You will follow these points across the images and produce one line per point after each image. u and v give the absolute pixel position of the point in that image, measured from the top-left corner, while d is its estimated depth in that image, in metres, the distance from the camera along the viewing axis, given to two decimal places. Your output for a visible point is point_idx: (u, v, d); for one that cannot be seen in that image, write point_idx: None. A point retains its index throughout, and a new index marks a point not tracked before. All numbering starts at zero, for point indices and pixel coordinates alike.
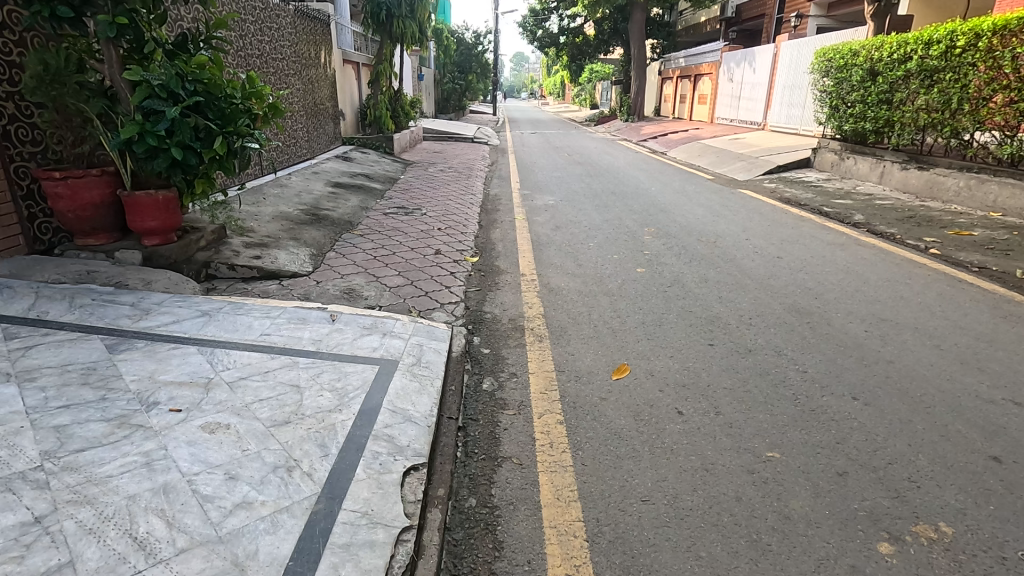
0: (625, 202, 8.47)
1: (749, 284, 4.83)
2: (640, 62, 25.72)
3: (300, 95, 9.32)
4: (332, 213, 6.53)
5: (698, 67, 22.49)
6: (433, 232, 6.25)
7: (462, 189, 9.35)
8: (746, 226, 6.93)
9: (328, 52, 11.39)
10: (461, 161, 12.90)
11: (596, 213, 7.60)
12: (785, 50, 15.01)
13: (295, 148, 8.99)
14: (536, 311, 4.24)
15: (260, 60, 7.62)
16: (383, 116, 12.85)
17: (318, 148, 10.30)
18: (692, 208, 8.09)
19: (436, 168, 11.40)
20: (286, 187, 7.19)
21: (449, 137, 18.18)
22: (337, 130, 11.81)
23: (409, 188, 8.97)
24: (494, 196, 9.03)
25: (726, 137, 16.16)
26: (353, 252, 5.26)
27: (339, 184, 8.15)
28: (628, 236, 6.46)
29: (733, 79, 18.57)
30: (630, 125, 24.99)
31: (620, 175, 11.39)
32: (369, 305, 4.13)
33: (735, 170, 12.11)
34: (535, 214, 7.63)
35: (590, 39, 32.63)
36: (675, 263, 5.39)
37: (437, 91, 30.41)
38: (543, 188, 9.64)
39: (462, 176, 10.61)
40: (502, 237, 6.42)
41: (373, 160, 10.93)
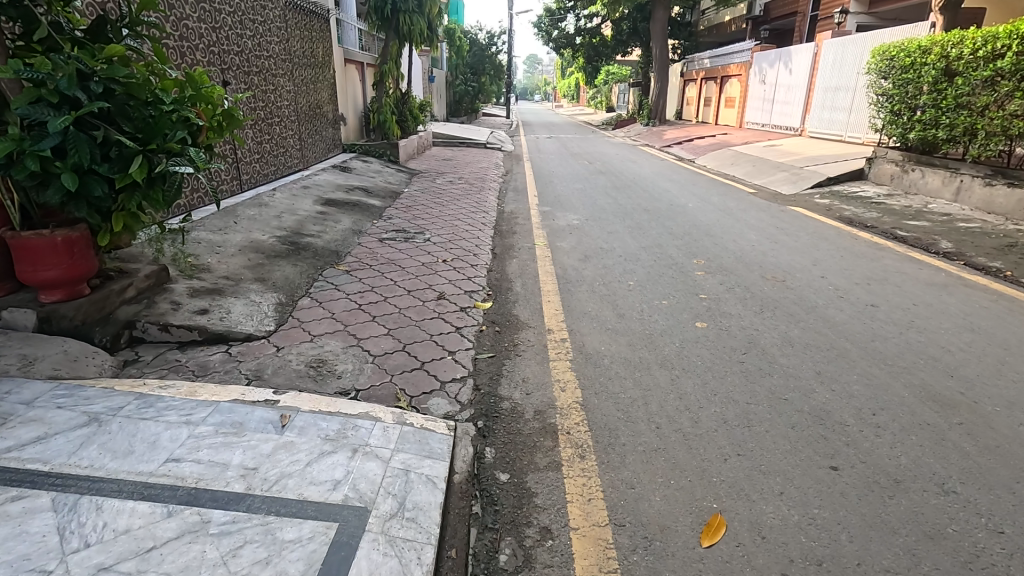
0: (662, 223, 7.31)
1: (850, 349, 3.66)
2: (662, 63, 24.51)
3: (292, 99, 8.28)
4: (316, 240, 5.44)
5: (725, 68, 21.23)
6: (436, 266, 5.13)
7: (473, 204, 8.25)
8: (815, 256, 5.74)
9: (327, 51, 10.35)
10: (472, 170, 11.81)
11: (631, 237, 6.46)
12: (828, 49, 13.75)
13: (284, 159, 7.93)
14: (570, 395, 3.11)
15: (240, 58, 6.59)
16: (388, 121, 11.78)
17: (314, 157, 9.25)
18: (742, 231, 6.92)
19: (445, 179, 10.31)
20: (266, 206, 6.13)
21: (460, 143, 17.07)
22: (336, 136, 10.76)
23: (413, 204, 7.88)
24: (510, 213, 7.90)
25: (761, 144, 14.89)
26: (335, 298, 4.17)
27: (331, 200, 7.07)
28: (673, 270, 5.31)
29: (766, 82, 17.31)
30: (651, 129, 23.72)
31: (649, 188, 10.23)
32: (343, 389, 3.01)
33: (777, 182, 10.88)
34: (558, 238, 6.50)
35: (608, 39, 31.43)
36: (743, 314, 4.22)
37: (449, 94, 29.35)
38: (565, 204, 8.50)
39: (474, 189, 9.50)
40: (520, 271, 5.29)
41: (376, 169, 9.87)
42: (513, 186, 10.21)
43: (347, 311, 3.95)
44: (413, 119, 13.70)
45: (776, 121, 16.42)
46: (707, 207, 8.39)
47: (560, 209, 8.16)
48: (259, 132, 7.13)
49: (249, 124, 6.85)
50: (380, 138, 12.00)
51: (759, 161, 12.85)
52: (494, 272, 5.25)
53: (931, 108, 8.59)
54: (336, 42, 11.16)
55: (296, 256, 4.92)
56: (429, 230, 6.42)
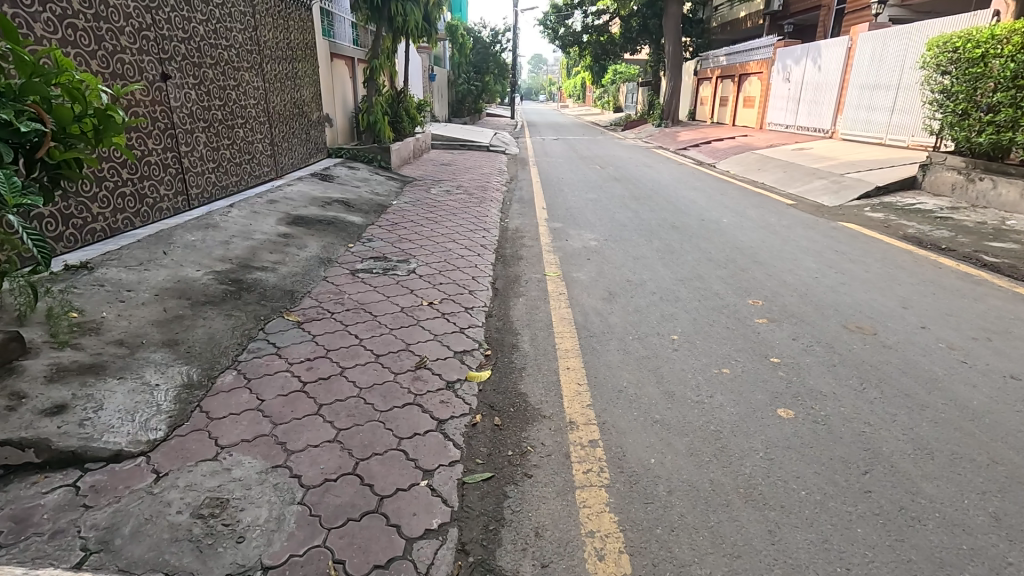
0: (696, 244, 6.11)
1: (1018, 462, 2.49)
2: (674, 61, 23.32)
3: (262, 97, 7.14)
4: (269, 276, 4.28)
5: (742, 66, 20.03)
6: (419, 312, 3.95)
7: (472, 220, 7.06)
8: (899, 294, 4.57)
9: (310, 43, 9.19)
10: (472, 177, 10.66)
11: (663, 266, 5.28)
12: (865, 44, 12.57)
13: (250, 168, 6.78)
14: (615, 571, 1.92)
15: (187, 46, 5.44)
16: (380, 122, 10.56)
17: (290, 164, 8.10)
18: (795, 255, 5.73)
19: (442, 188, 9.14)
20: (214, 229, 4.97)
21: (460, 145, 15.91)
22: (320, 140, 9.61)
23: (402, 220, 6.71)
24: (515, 231, 6.72)
25: (789, 147, 13.66)
26: (272, 371, 3.00)
27: (300, 219, 5.91)
28: (725, 317, 4.11)
29: (790, 80, 16.09)
30: (663, 130, 22.49)
31: (673, 198, 9.03)
32: (242, 570, 1.82)
33: (816, 191, 9.66)
34: (574, 267, 5.32)
35: (616, 37, 30.23)
36: (838, 394, 3.05)
37: (451, 94, 28.14)
38: (579, 219, 7.30)
39: (474, 201, 8.31)
40: (528, 318, 4.10)
41: (362, 178, 8.71)
42: (518, 196, 9.04)
43: (283, 396, 2.77)
44: (408, 120, 12.54)
45: (802, 122, 15.19)
46: (745, 223, 7.19)
47: (574, 225, 6.97)
48: (215, 136, 5.98)
49: (201, 127, 5.69)
50: (370, 141, 10.78)
51: (790, 167, 11.63)
52: (494, 319, 4.06)
53: (1008, 107, 7.41)
54: (322, 34, 9.99)
55: (235, 302, 3.74)
56: (416, 257, 5.25)
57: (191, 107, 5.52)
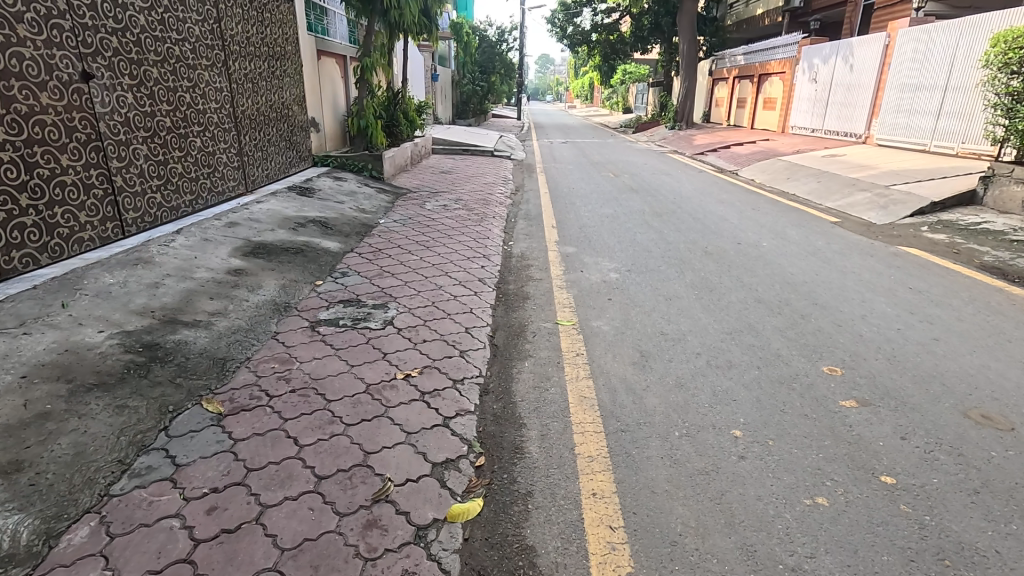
0: (737, 280, 5.07)
1: None
2: (689, 61, 22.26)
3: (228, 99, 6.14)
4: (200, 335, 3.29)
5: (762, 66, 18.95)
6: (390, 392, 2.95)
7: (471, 243, 6.04)
8: (1017, 357, 3.53)
9: (293, 38, 8.21)
10: (474, 187, 9.66)
11: (704, 313, 4.25)
12: (905, 42, 11.53)
13: (210, 183, 5.77)
14: None
15: (119, 39, 4.45)
16: (371, 127, 9.55)
17: (265, 176, 7.12)
18: (863, 294, 4.68)
19: (439, 201, 8.12)
20: (145, 267, 3.98)
21: (463, 149, 14.91)
22: (305, 147, 8.64)
23: (387, 245, 5.70)
24: (520, 259, 5.71)
25: (819, 153, 12.57)
26: (153, 520, 1.99)
27: (263, 248, 4.91)
28: (799, 398, 3.08)
29: (817, 80, 14.99)
30: (677, 133, 21.37)
31: (700, 214, 7.97)
32: None
33: (859, 205, 8.60)
34: (592, 313, 4.29)
35: (627, 36, 29.19)
36: (1005, 554, 2.03)
37: (456, 95, 27.09)
38: (595, 243, 6.27)
39: (474, 219, 7.28)
40: (536, 399, 3.08)
41: (348, 191, 7.71)
42: (524, 212, 8.01)
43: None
44: (404, 123, 11.56)
45: (831, 126, 14.09)
46: (789, 249, 6.14)
47: (590, 251, 5.95)
48: (163, 147, 4.98)
49: (141, 136, 4.69)
50: (360, 148, 9.77)
51: (824, 176, 10.54)
52: (491, 401, 3.04)
53: None
54: (307, 30, 9.01)
55: (137, 383, 2.74)
56: (397, 299, 4.23)
57: (126, 113, 4.52)
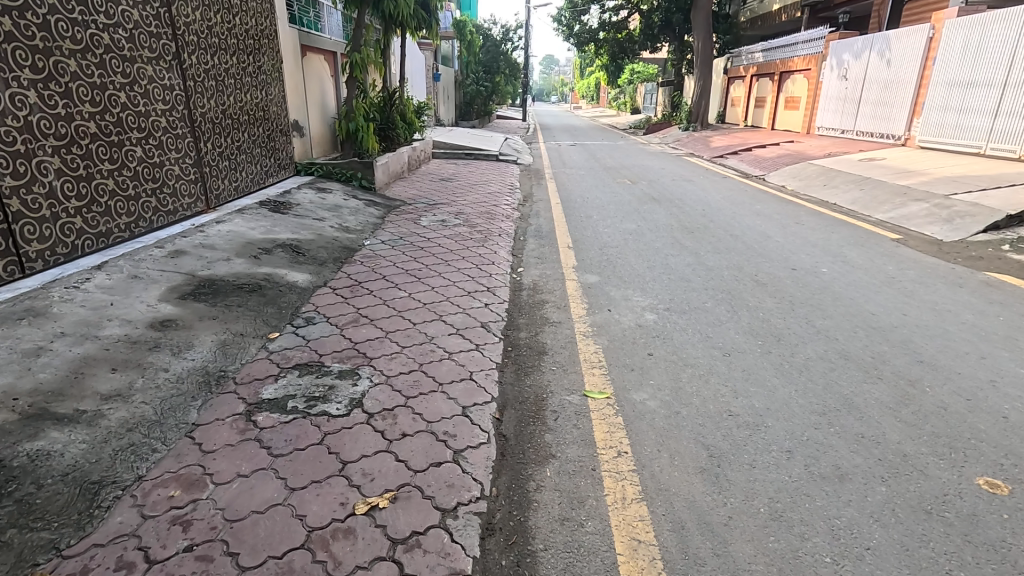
0: (808, 325, 4.01)
1: None
2: (703, 59, 21.14)
3: (183, 99, 5.12)
4: (73, 440, 2.26)
5: (783, 64, 17.82)
6: (343, 546, 1.91)
7: (472, 272, 4.99)
8: None
9: (272, 30, 7.18)
10: (477, 197, 8.63)
11: (779, 381, 3.21)
12: (953, 34, 10.46)
13: (157, 201, 4.75)
14: None
15: (14, 20, 3.44)
16: (362, 131, 8.52)
17: (234, 189, 6.11)
18: (978, 347, 3.62)
19: (436, 216, 7.08)
20: (29, 323, 2.95)
21: (466, 154, 13.87)
22: (286, 154, 7.62)
23: (371, 276, 4.68)
24: (532, 293, 4.66)
25: (855, 157, 11.51)
26: None
27: (209, 286, 3.89)
28: (966, 545, 2.03)
29: (848, 78, 13.86)
30: (692, 135, 20.22)
31: (738, 230, 6.89)
32: None
33: (917, 217, 7.52)
34: (631, 378, 3.25)
35: (635, 34, 28.09)
36: None
37: (458, 95, 25.97)
38: (620, 271, 5.22)
39: (477, 238, 6.23)
40: (567, 546, 2.04)
41: (332, 205, 6.68)
42: (534, 228, 6.95)
43: None
44: (399, 125, 10.53)
45: (864, 127, 13.00)
46: (857, 277, 5.08)
47: (616, 282, 4.90)
48: (85, 158, 3.95)
49: (50, 145, 3.68)
50: (349, 154, 8.75)
51: (868, 183, 9.44)
52: (498, 552, 2.00)
53: None
54: (289, 21, 7.97)
55: None
56: (372, 362, 3.19)
57: (26, 115, 3.52)
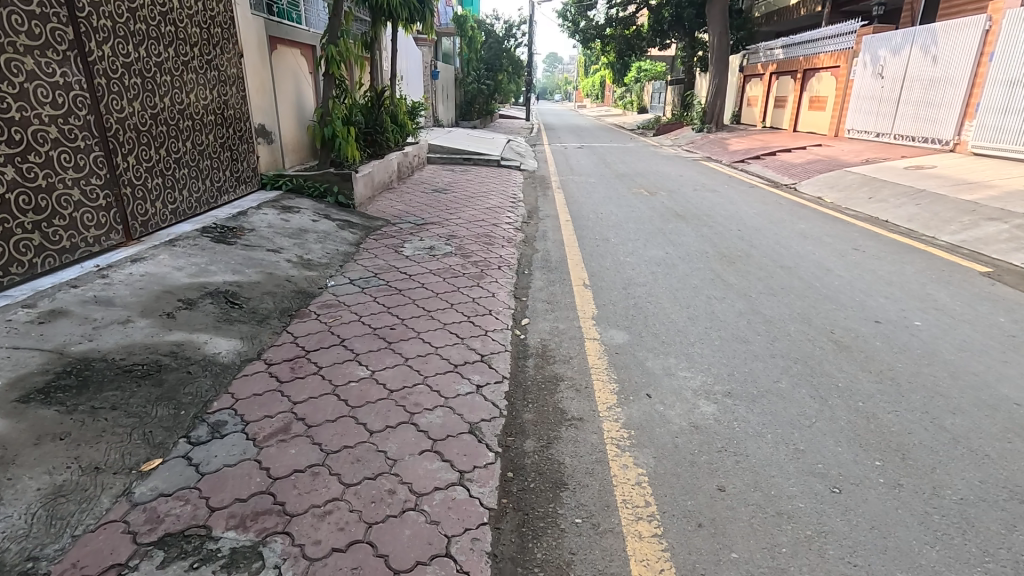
0: (932, 425, 2.83)
1: None
2: (719, 55, 19.84)
3: (86, 100, 3.94)
4: None
5: (807, 61, 16.53)
6: None
7: (463, 328, 3.82)
8: None
9: (229, 17, 5.98)
10: (474, 214, 7.45)
11: (936, 554, 2.03)
12: (1016, 27, 9.24)
13: (41, 236, 3.57)
14: None
15: None
16: (339, 136, 7.29)
17: (170, 211, 4.92)
18: None
19: (423, 240, 5.91)
20: None
21: (464, 158, 12.65)
22: (248, 164, 6.44)
23: (325, 339, 3.50)
24: (542, 364, 3.47)
25: (900, 164, 10.30)
26: None
27: (78, 372, 2.71)
28: None
29: (885, 76, 12.63)
30: (707, 137, 18.98)
31: (787, 260, 5.69)
32: None
33: (999, 239, 6.31)
34: (702, 548, 2.07)
35: (644, 30, 26.77)
36: None
37: (458, 93, 24.74)
38: (653, 325, 4.05)
39: (472, 270, 5.05)
40: None
41: (296, 230, 5.51)
42: (541, 257, 5.77)
43: None
44: (386, 127, 9.37)
45: (904, 129, 11.80)
46: (966, 335, 3.89)
47: (652, 346, 3.71)
48: None
49: None
50: (324, 163, 7.51)
51: (922, 197, 8.25)
52: None
53: None
54: (254, 8, 6.76)
55: None
56: (290, 526, 2.01)
57: None
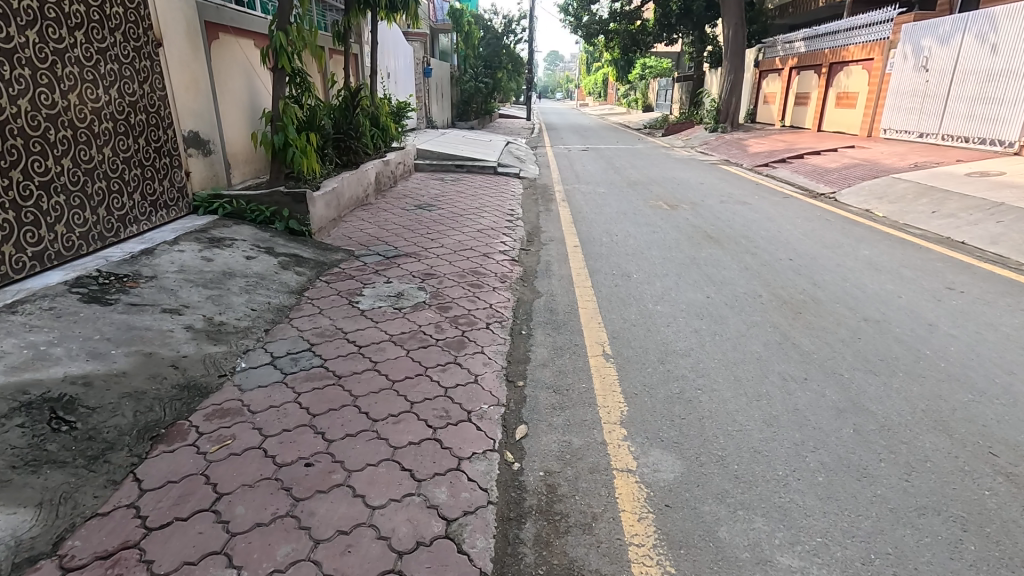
0: None
1: None
2: (733, 50, 18.40)
3: None
4: None
5: (832, 54, 15.13)
6: None
7: (422, 456, 2.44)
8: None
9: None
10: (461, 238, 6.09)
11: None
12: None
13: None
14: None
15: None
16: (292, 146, 5.82)
17: (28, 257, 3.56)
18: None
19: (390, 283, 4.54)
20: None
21: (456, 165, 11.26)
22: (172, 182, 5.07)
23: (191, 494, 2.14)
24: (548, 537, 2.11)
25: (960, 170, 8.92)
26: None
27: None
28: None
29: (929, 68, 11.26)
30: (722, 137, 17.56)
31: (868, 307, 4.33)
32: None
33: None
34: None
35: (650, 24, 25.36)
36: None
37: (455, 92, 23.28)
38: (715, 440, 2.68)
39: (448, 333, 3.67)
40: None
41: (218, 273, 4.14)
42: (544, 305, 4.40)
43: None
44: (354, 133, 8.10)
45: (955, 129, 10.46)
46: None
47: (720, 488, 2.35)
48: None
49: None
50: (273, 176, 6.02)
51: (1002, 212, 6.87)
52: None
53: None
54: None
55: None
56: None
57: None
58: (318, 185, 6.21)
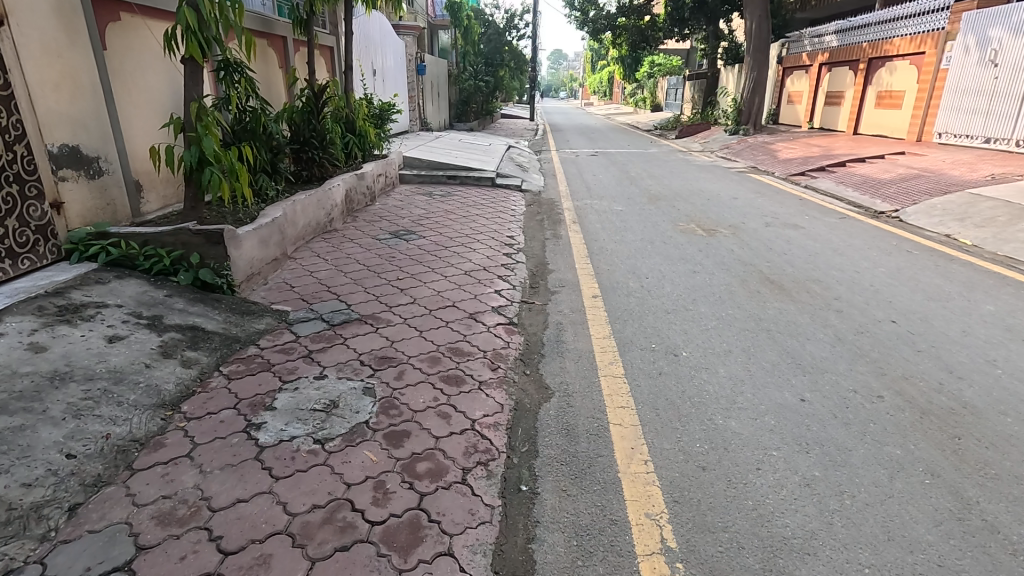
0: None
1: None
2: (754, 45, 16.84)
3: None
4: None
5: (871, 48, 13.57)
6: None
7: None
8: None
9: None
10: (442, 285, 4.57)
11: None
12: None
13: None
14: None
15: None
16: (211, 165, 4.25)
17: None
18: None
19: (320, 380, 3.00)
20: None
21: (447, 175, 9.74)
22: (23, 219, 3.56)
23: None
24: None
25: None
26: None
27: None
28: None
29: (999, 62, 9.74)
30: (744, 141, 16.01)
31: None
32: None
33: None
34: None
35: (660, 19, 23.82)
36: None
37: (453, 92, 21.83)
38: None
39: (393, 505, 2.15)
40: None
41: (42, 378, 2.61)
42: (556, 417, 2.88)
43: None
44: (314, 150, 6.72)
45: None
46: None
47: None
48: None
49: None
50: (186, 204, 4.40)
51: None
52: None
53: None
54: None
55: None
56: None
57: None
58: (250, 219, 4.64)
